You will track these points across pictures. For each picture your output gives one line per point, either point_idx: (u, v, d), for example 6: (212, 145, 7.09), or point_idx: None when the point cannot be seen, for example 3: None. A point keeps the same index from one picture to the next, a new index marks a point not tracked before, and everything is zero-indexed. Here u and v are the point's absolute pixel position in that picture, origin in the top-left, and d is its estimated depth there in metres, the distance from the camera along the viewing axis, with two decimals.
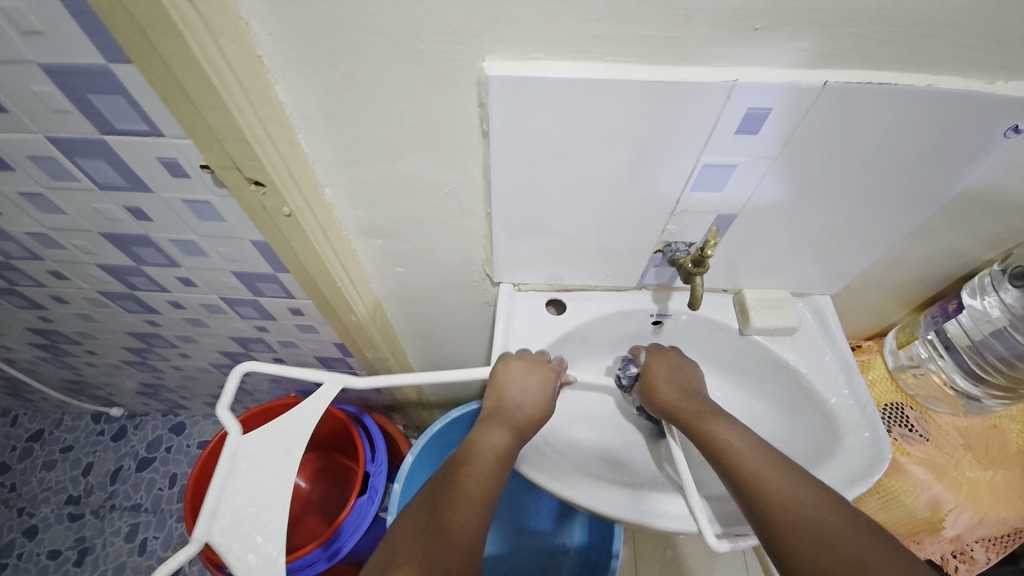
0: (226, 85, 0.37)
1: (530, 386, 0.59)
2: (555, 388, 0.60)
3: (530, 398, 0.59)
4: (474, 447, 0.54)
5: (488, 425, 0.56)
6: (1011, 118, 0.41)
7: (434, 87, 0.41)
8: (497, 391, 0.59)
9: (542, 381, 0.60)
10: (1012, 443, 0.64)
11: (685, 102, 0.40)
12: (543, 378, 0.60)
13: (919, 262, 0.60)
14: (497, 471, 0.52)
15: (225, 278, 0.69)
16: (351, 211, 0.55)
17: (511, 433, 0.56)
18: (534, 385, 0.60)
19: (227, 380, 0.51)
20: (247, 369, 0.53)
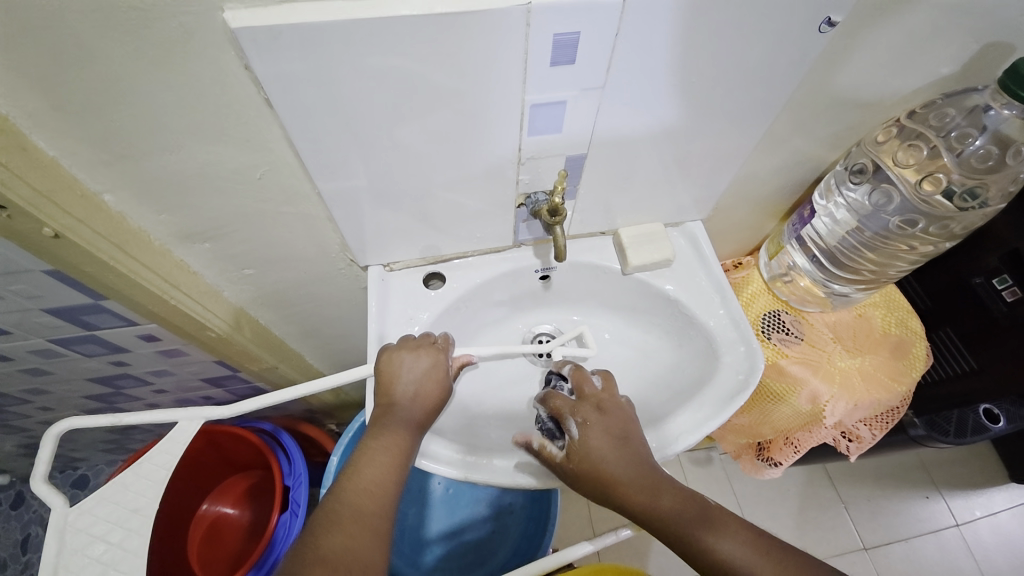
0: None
1: (420, 374, 0.53)
2: (445, 363, 0.55)
3: (422, 384, 0.53)
4: (366, 453, 0.48)
5: (378, 425, 0.50)
6: (818, 13, 0.40)
7: (179, 51, 0.33)
8: (386, 384, 0.52)
9: (432, 364, 0.54)
10: (878, 328, 0.70)
11: (480, 35, 0.35)
12: (434, 360, 0.54)
13: (774, 173, 0.60)
14: (397, 473, 0.47)
15: (41, 318, 0.58)
16: (154, 216, 0.46)
17: (406, 428, 0.50)
18: (425, 370, 0.53)
19: (40, 446, 0.43)
20: (66, 429, 0.44)
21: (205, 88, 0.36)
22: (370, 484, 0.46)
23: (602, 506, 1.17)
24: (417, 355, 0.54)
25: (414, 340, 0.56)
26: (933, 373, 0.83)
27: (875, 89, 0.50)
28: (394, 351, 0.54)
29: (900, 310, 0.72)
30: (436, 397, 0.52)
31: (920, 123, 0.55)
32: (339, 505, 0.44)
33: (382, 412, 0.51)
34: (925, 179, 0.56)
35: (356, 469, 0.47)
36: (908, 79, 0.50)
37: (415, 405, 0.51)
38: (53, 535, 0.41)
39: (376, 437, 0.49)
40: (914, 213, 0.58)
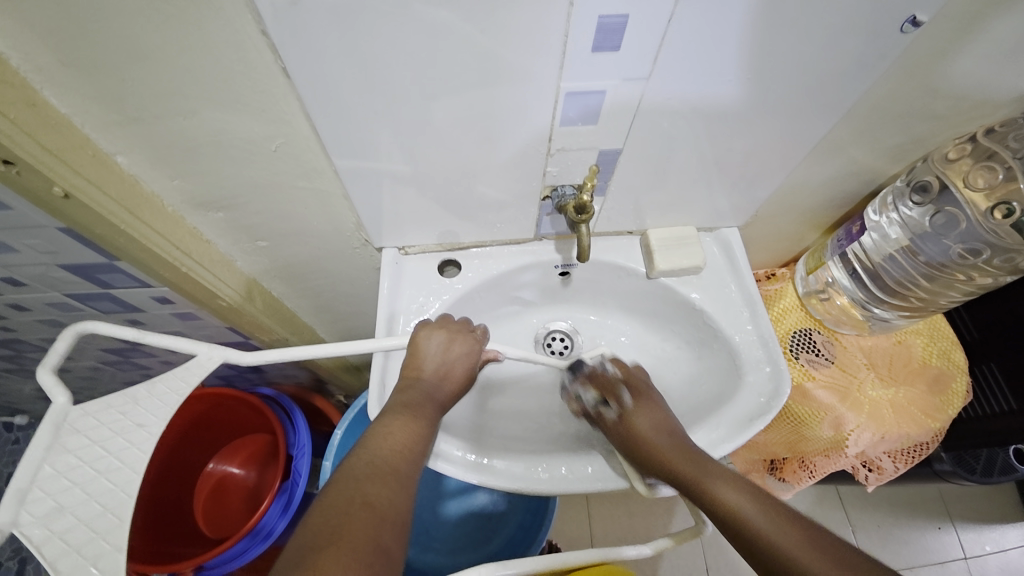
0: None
1: (453, 349, 0.54)
2: (477, 352, 0.55)
3: (452, 362, 0.53)
4: (391, 416, 0.47)
5: (405, 394, 0.50)
6: (903, 8, 0.35)
7: (194, 9, 0.31)
8: (414, 361, 0.52)
9: (465, 350, 0.54)
10: (917, 358, 0.65)
11: (518, 12, 0.32)
12: (464, 339, 0.55)
13: (824, 183, 0.55)
14: (424, 443, 0.47)
15: (57, 273, 0.58)
16: (167, 181, 0.45)
17: (431, 405, 0.50)
18: (459, 348, 0.54)
19: (56, 341, 0.40)
20: (86, 329, 0.42)
21: (221, 52, 0.34)
22: (393, 447, 0.44)
23: (600, 503, 1.17)
24: (451, 339, 0.55)
25: (448, 320, 0.57)
26: (971, 409, 0.75)
27: (954, 99, 0.45)
28: (428, 326, 0.55)
29: (944, 341, 0.67)
30: (461, 383, 0.53)
31: (996, 143, 0.49)
32: (359, 461, 0.42)
33: (407, 385, 0.51)
34: (991, 206, 0.51)
35: (379, 429, 0.46)
36: (994, 91, 0.44)
37: (444, 382, 0.52)
38: (47, 430, 0.36)
39: (404, 407, 0.48)
40: (979, 241, 0.53)
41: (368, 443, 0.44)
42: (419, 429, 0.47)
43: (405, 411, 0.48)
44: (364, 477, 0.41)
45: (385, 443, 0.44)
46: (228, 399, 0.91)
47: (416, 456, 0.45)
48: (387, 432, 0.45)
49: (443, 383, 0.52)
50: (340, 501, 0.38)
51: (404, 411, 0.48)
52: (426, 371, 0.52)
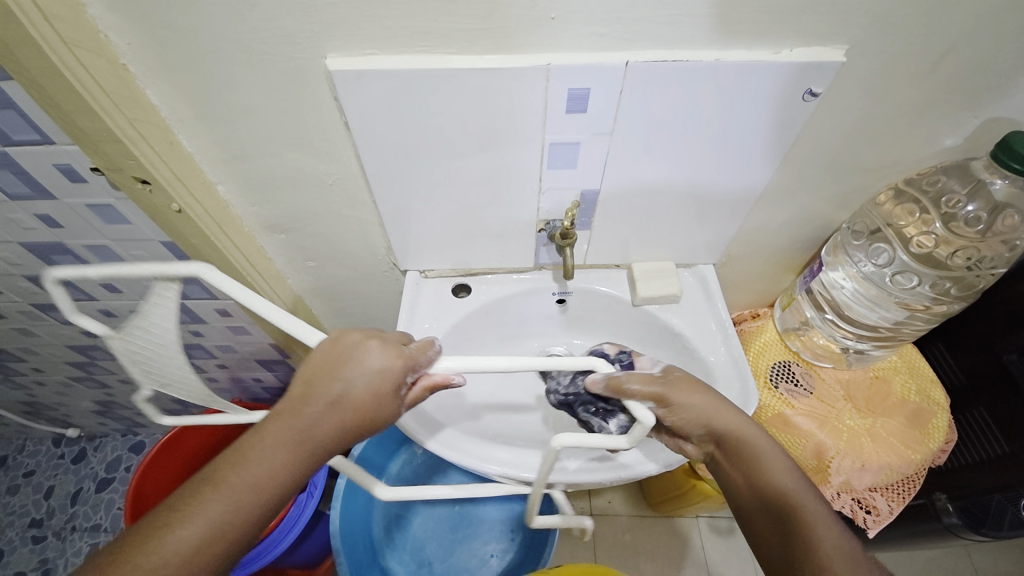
0: (77, 75, 0.40)
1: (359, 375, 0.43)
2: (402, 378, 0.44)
3: (358, 394, 0.42)
4: (234, 472, 0.39)
5: (266, 435, 0.41)
6: (802, 83, 0.45)
7: (288, 82, 0.45)
8: (328, 368, 0.43)
9: (387, 373, 0.43)
10: (895, 392, 0.69)
11: (511, 85, 0.45)
12: (389, 366, 0.44)
13: (784, 226, 0.64)
14: (294, 474, 0.41)
15: (147, 282, 0.72)
16: (248, 207, 0.59)
17: (320, 432, 0.42)
18: (380, 374, 0.43)
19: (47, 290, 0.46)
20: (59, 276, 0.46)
21: (304, 112, 0.48)
22: (248, 479, 0.39)
23: (606, 555, 1.15)
24: (375, 355, 0.44)
25: (374, 333, 0.46)
26: (976, 458, 0.75)
27: (876, 154, 0.54)
28: (345, 335, 0.44)
29: (921, 378, 0.71)
30: (370, 413, 0.43)
31: (915, 189, 0.58)
32: (201, 488, 0.38)
33: (304, 395, 0.42)
34: (918, 235, 0.60)
35: (207, 494, 0.38)
36: (912, 147, 0.53)
37: (342, 411, 0.42)
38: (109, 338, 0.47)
39: (288, 428, 0.41)
40: (909, 269, 0.61)
41: (184, 513, 0.37)
42: (253, 501, 0.39)
43: (253, 468, 0.39)
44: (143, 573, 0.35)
45: (199, 519, 0.37)
46: None
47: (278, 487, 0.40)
48: (204, 503, 0.38)
49: (331, 418, 0.42)
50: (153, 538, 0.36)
51: (258, 467, 0.40)
52: (319, 393, 0.42)
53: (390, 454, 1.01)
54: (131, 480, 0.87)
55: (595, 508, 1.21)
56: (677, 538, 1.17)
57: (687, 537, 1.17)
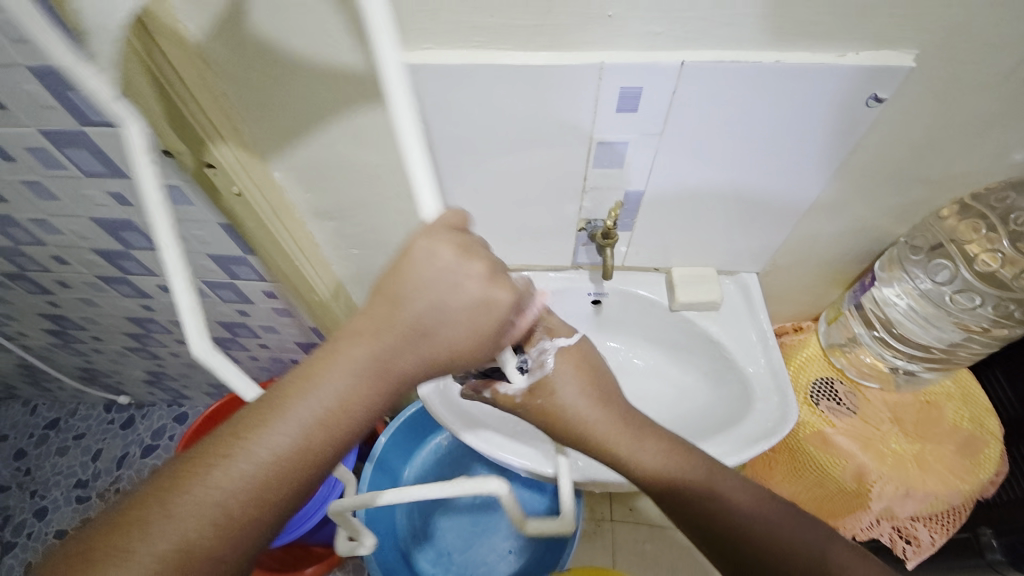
0: (156, 63, 0.43)
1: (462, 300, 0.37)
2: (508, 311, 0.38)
3: (456, 323, 0.37)
4: (303, 399, 0.35)
5: (340, 354, 0.36)
6: (867, 88, 0.44)
7: (347, 74, 0.47)
8: (411, 286, 0.37)
9: (491, 303, 0.37)
10: (947, 418, 0.65)
11: (563, 82, 0.45)
12: (490, 297, 0.37)
13: (835, 237, 0.62)
14: (373, 402, 0.37)
15: (203, 261, 0.76)
16: (301, 194, 0.62)
17: (407, 358, 0.37)
18: (476, 305, 0.37)
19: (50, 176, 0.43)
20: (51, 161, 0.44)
21: (359, 104, 0.50)
22: (328, 404, 0.35)
23: (625, 562, 1.14)
24: (475, 279, 0.37)
25: (465, 243, 0.38)
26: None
27: (943, 165, 0.51)
28: (429, 238, 0.37)
29: (976, 406, 0.66)
30: (467, 345, 0.38)
31: (982, 205, 0.54)
32: (269, 409, 0.35)
33: (386, 320, 0.37)
34: (982, 254, 0.56)
35: (276, 420, 0.34)
36: (982, 160, 0.50)
37: (431, 340, 0.37)
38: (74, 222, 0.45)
39: (365, 351, 0.36)
40: (969, 288, 0.58)
41: (253, 435, 0.34)
42: (323, 428, 0.35)
43: (327, 392, 0.35)
44: (198, 505, 0.32)
45: (273, 441, 0.34)
46: None
47: (357, 417, 0.36)
48: (272, 426, 0.34)
49: (417, 346, 0.37)
50: (233, 451, 0.34)
51: (327, 391, 0.35)
52: (404, 318, 0.37)
53: (417, 442, 1.03)
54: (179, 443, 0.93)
55: (616, 515, 1.19)
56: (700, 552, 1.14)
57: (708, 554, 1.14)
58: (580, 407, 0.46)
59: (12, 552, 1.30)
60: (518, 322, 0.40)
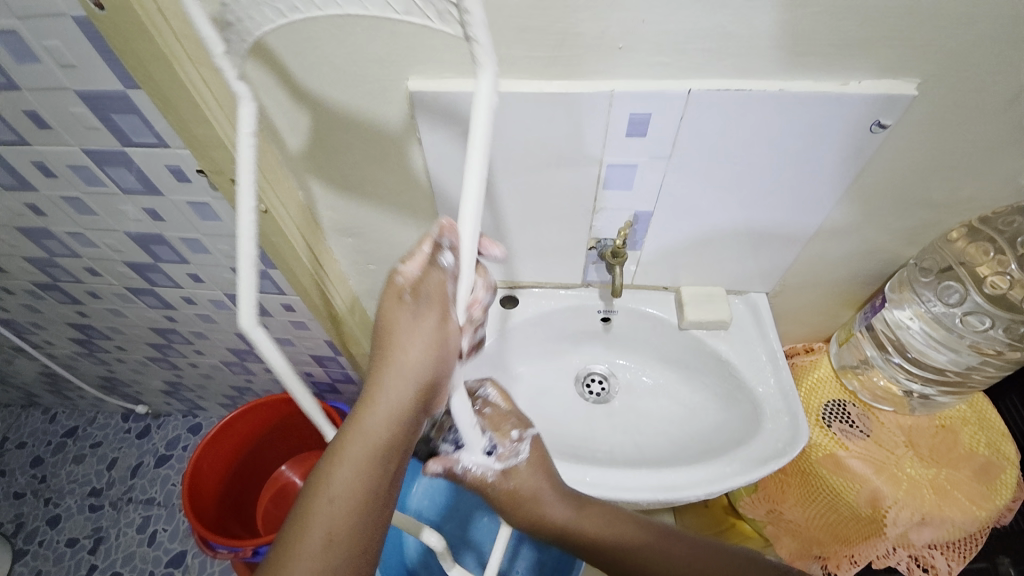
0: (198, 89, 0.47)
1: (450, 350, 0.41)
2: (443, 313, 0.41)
3: (419, 355, 0.40)
4: (336, 484, 0.38)
5: (353, 431, 0.40)
6: (870, 114, 0.45)
7: (371, 99, 0.50)
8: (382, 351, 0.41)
9: (432, 321, 0.41)
10: (964, 443, 0.64)
11: (575, 108, 0.47)
12: (430, 314, 0.41)
13: (845, 259, 0.63)
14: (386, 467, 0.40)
15: (226, 274, 0.79)
16: (323, 211, 0.65)
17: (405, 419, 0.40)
18: (426, 337, 0.40)
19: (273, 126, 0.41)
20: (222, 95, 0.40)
21: (381, 128, 0.52)
22: (352, 480, 0.39)
23: None
24: (416, 311, 0.41)
25: (398, 297, 0.41)
26: None
27: (950, 190, 0.52)
28: (392, 305, 0.41)
29: (992, 432, 0.65)
30: (435, 366, 0.41)
31: (990, 228, 0.55)
32: (312, 501, 0.38)
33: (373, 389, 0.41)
34: (992, 276, 0.56)
35: (315, 504, 0.38)
36: (989, 184, 0.51)
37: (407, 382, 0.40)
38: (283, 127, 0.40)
39: (365, 421, 0.40)
40: (981, 311, 0.57)
41: (298, 537, 0.37)
42: (382, 469, 0.40)
43: (348, 472, 0.39)
44: None
45: (319, 529, 0.37)
46: None
47: (380, 484, 0.40)
48: (313, 517, 0.38)
49: (407, 399, 0.40)
50: (292, 551, 0.37)
51: (347, 472, 0.39)
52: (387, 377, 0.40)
53: None
54: (193, 453, 0.95)
55: None
56: None
57: None
58: (531, 489, 0.52)
59: (22, 559, 1.32)
60: (458, 320, 0.42)
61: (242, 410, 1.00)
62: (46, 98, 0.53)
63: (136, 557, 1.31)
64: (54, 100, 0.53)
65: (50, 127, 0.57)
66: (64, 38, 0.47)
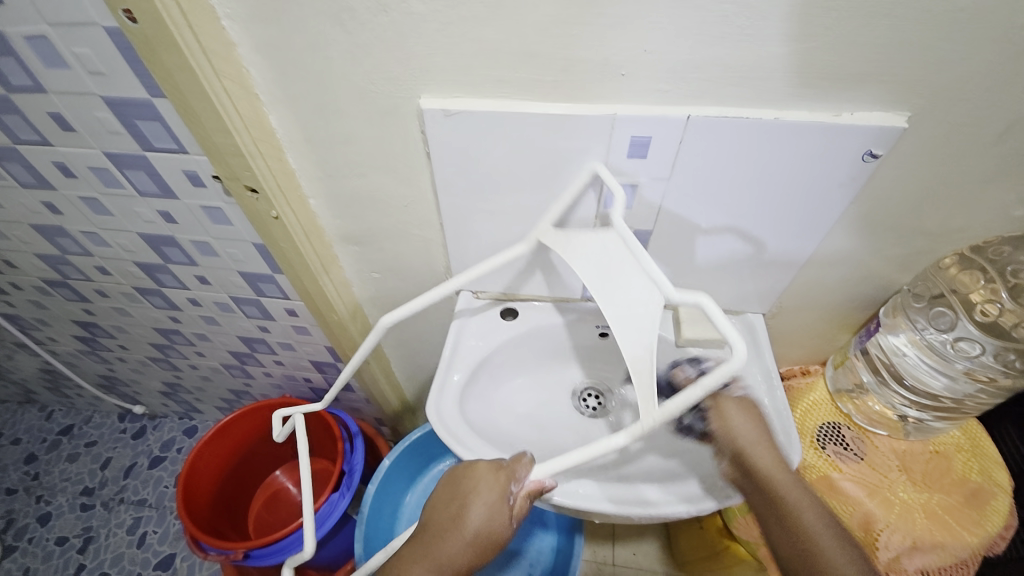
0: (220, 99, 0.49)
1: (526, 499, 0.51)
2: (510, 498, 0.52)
3: (483, 522, 0.52)
4: None
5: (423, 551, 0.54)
6: (863, 144, 0.47)
7: (385, 115, 0.52)
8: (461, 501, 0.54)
9: (498, 498, 0.52)
10: (957, 470, 0.64)
11: (580, 130, 0.49)
12: (500, 493, 0.52)
13: (839, 283, 0.64)
14: None
15: (233, 277, 0.81)
16: (331, 220, 0.66)
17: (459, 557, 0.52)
18: (490, 509, 0.52)
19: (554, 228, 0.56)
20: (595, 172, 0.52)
21: (394, 143, 0.55)
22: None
23: None
24: (492, 484, 0.53)
25: (491, 468, 0.54)
26: None
27: (942, 219, 0.54)
28: (484, 467, 0.55)
29: (986, 460, 0.65)
30: (494, 534, 0.52)
31: (982, 256, 0.57)
32: None
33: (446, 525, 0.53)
34: (982, 303, 0.58)
35: None
36: (978, 215, 0.53)
37: (466, 535, 0.52)
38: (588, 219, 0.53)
39: (436, 547, 0.53)
40: (972, 337, 0.58)
41: None
42: None
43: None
44: None
45: None
46: (306, 414, 1.07)
47: None
48: None
49: (463, 545, 0.52)
50: None
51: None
52: (456, 523, 0.53)
53: (421, 465, 1.05)
54: (190, 455, 0.95)
55: (618, 559, 1.16)
56: None
57: None
58: (747, 432, 0.58)
59: (10, 556, 1.30)
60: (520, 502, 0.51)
61: (241, 412, 1.00)
62: (75, 102, 0.56)
63: (125, 559, 1.29)
64: (82, 105, 0.56)
65: (75, 130, 0.59)
66: (97, 48, 0.49)
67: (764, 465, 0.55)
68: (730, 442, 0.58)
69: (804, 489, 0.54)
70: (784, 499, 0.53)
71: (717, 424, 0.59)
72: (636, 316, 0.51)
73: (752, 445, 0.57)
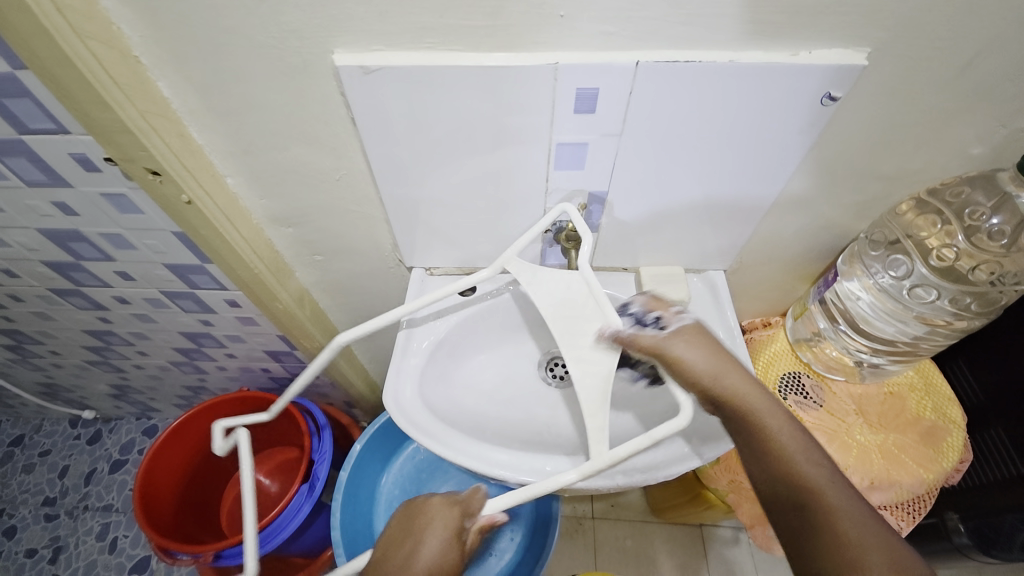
0: (88, 65, 0.41)
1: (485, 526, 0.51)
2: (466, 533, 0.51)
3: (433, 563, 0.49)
4: None
5: None
6: (821, 86, 0.44)
7: (296, 76, 0.45)
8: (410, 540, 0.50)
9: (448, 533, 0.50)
10: (910, 409, 0.67)
11: (519, 84, 0.44)
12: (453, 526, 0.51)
13: (799, 234, 0.63)
14: None
15: (159, 271, 0.73)
16: (257, 200, 0.60)
17: None
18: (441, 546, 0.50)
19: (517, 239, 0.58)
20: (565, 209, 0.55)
21: (312, 108, 0.48)
22: None
23: (607, 554, 1.15)
24: (441, 520, 0.51)
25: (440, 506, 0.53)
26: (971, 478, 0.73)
27: (898, 162, 0.52)
28: (427, 504, 0.53)
29: (938, 396, 0.68)
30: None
31: (938, 200, 0.56)
32: None
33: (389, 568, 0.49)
34: (940, 247, 0.58)
35: None
36: (934, 156, 0.51)
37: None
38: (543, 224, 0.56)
39: None
40: (930, 282, 0.59)
41: None
42: None
43: None
44: None
45: None
46: (267, 406, 1.01)
47: None
48: None
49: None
50: None
51: None
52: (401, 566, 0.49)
53: (394, 446, 1.02)
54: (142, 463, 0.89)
55: (598, 513, 1.20)
56: (680, 541, 1.16)
57: (690, 549, 1.15)
58: (710, 366, 0.48)
59: None
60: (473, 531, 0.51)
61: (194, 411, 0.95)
62: None
63: (98, 565, 1.24)
64: None
65: None
66: None
67: (742, 397, 0.46)
68: (691, 378, 0.49)
69: (798, 428, 0.44)
70: (772, 441, 0.43)
71: (669, 362, 0.50)
72: (577, 317, 0.57)
73: (713, 376, 0.48)
